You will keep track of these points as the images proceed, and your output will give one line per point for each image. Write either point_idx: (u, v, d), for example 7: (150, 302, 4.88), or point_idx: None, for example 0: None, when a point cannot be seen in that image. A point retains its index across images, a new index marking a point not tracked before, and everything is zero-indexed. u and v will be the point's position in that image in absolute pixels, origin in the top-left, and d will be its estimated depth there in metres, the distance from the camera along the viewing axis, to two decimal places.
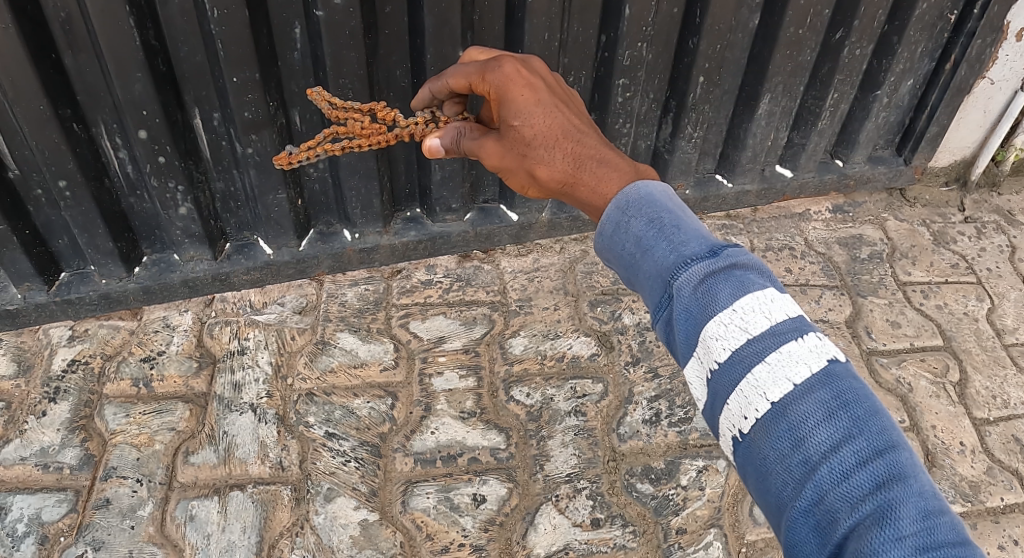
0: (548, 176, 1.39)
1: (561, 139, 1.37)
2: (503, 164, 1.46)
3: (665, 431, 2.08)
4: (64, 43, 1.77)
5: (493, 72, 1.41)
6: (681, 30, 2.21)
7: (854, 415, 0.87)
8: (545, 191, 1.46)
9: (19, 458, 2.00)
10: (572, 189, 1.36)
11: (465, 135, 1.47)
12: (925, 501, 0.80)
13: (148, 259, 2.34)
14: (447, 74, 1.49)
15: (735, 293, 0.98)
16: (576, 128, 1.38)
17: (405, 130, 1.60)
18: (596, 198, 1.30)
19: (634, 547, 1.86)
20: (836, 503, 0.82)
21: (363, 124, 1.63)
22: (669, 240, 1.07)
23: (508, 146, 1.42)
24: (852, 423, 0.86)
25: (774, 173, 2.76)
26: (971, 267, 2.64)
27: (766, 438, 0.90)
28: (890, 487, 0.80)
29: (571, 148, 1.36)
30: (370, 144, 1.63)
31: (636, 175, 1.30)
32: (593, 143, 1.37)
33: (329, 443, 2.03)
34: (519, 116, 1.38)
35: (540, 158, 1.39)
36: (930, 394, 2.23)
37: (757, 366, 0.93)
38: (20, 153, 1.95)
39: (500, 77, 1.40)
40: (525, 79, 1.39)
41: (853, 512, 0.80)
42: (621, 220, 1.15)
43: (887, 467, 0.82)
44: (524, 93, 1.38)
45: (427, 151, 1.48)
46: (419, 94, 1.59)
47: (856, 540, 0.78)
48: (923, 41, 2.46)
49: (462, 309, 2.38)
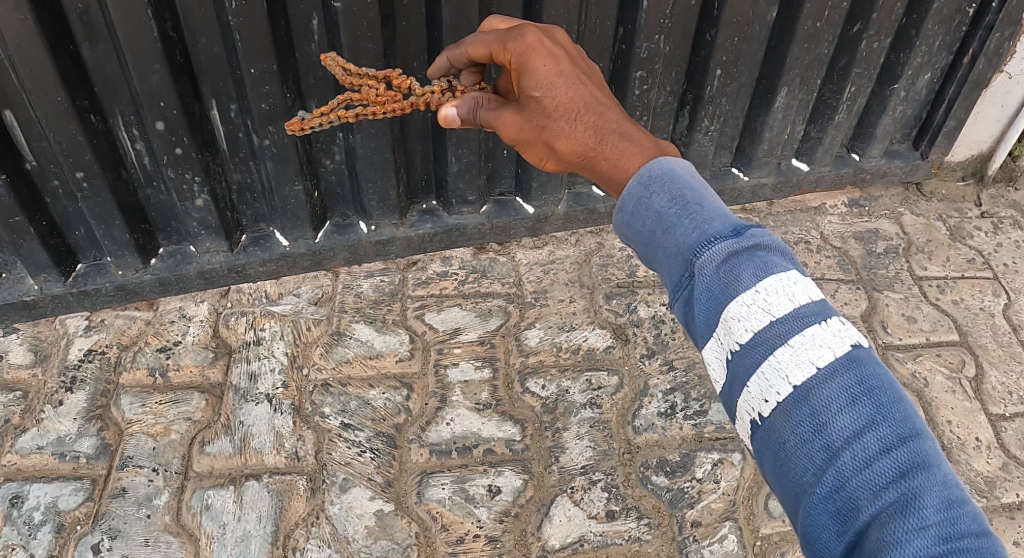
0: (568, 149, 1.39)
1: (582, 112, 1.37)
2: (521, 136, 1.46)
3: (680, 424, 2.07)
4: (83, 33, 1.77)
5: (514, 41, 1.39)
6: (699, 23, 2.20)
7: (878, 401, 0.85)
8: (562, 164, 1.46)
9: (36, 447, 2.01)
10: (591, 163, 1.35)
11: (483, 106, 1.48)
12: (947, 491, 0.79)
13: (165, 250, 2.35)
14: (467, 42, 1.49)
15: (758, 274, 0.96)
16: (598, 102, 1.38)
17: (421, 99, 1.59)
18: (617, 172, 1.28)
19: (649, 540, 1.85)
20: (858, 490, 0.81)
21: (378, 92, 1.65)
22: (690, 219, 1.06)
23: (528, 117, 1.42)
24: (875, 409, 0.85)
25: (790, 167, 2.75)
26: (987, 262, 2.62)
27: (787, 422, 0.89)
28: (913, 476, 0.80)
29: (591, 121, 1.36)
30: (384, 112, 1.64)
31: (657, 150, 1.27)
32: (615, 117, 1.35)
33: (344, 434, 2.03)
34: (540, 87, 1.37)
35: (559, 131, 1.38)
36: (945, 389, 2.21)
37: (780, 349, 0.92)
38: (38, 144, 1.96)
39: (521, 46, 1.39)
40: (547, 49, 1.38)
41: (875, 500, 0.79)
42: (641, 197, 1.13)
43: (910, 455, 0.81)
44: (546, 64, 1.37)
45: (444, 120, 1.49)
46: (437, 62, 1.59)
47: (878, 529, 0.78)
48: (941, 34, 2.44)
49: (477, 301, 2.38)
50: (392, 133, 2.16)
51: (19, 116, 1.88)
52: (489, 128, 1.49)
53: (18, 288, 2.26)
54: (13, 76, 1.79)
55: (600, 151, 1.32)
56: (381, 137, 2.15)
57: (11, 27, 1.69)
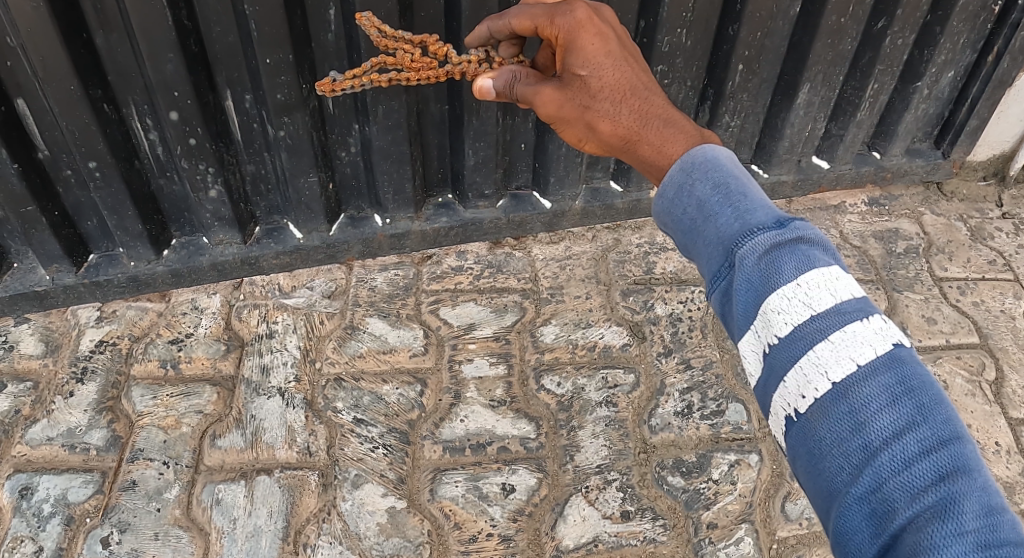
0: (611, 131, 1.37)
1: (627, 96, 1.35)
2: (560, 114, 1.43)
3: (697, 424, 2.03)
4: (96, 22, 1.76)
5: (563, 16, 1.39)
6: (722, 17, 2.16)
7: (919, 402, 0.82)
8: (602, 146, 1.44)
9: (46, 438, 1.99)
10: (633, 146, 1.32)
11: (520, 80, 1.45)
12: (988, 498, 0.76)
13: (177, 242, 2.32)
14: (511, 14, 1.47)
15: (801, 267, 0.93)
16: (644, 86, 1.36)
17: (456, 68, 1.53)
18: (659, 157, 1.24)
19: (664, 541, 1.82)
20: (894, 492, 0.78)
21: (413, 57, 1.59)
22: (733, 207, 1.03)
23: (570, 95, 1.40)
24: (916, 409, 0.81)
25: (811, 164, 2.71)
26: (1009, 264, 2.57)
27: (824, 419, 0.86)
28: (953, 481, 0.76)
29: (636, 105, 1.34)
30: (418, 78, 1.60)
31: (702, 138, 1.23)
32: (661, 103, 1.34)
33: (357, 429, 2.01)
34: (587, 66, 1.36)
35: (602, 111, 1.37)
36: (966, 393, 2.17)
37: (820, 344, 0.89)
38: (50, 133, 1.94)
39: (570, 22, 1.38)
40: (596, 28, 1.38)
41: (913, 503, 0.76)
42: (683, 182, 1.11)
43: (951, 459, 0.78)
44: (594, 42, 1.36)
45: (479, 91, 1.45)
46: (476, 31, 1.54)
47: (914, 533, 0.74)
48: (966, 31, 2.39)
49: (493, 296, 2.35)
50: (408, 125, 2.14)
51: (32, 104, 1.87)
52: (524, 103, 1.46)
53: (29, 278, 2.25)
54: (26, 64, 1.78)
55: (642, 136, 1.30)
56: (397, 130, 2.13)
57: (24, 14, 1.68)
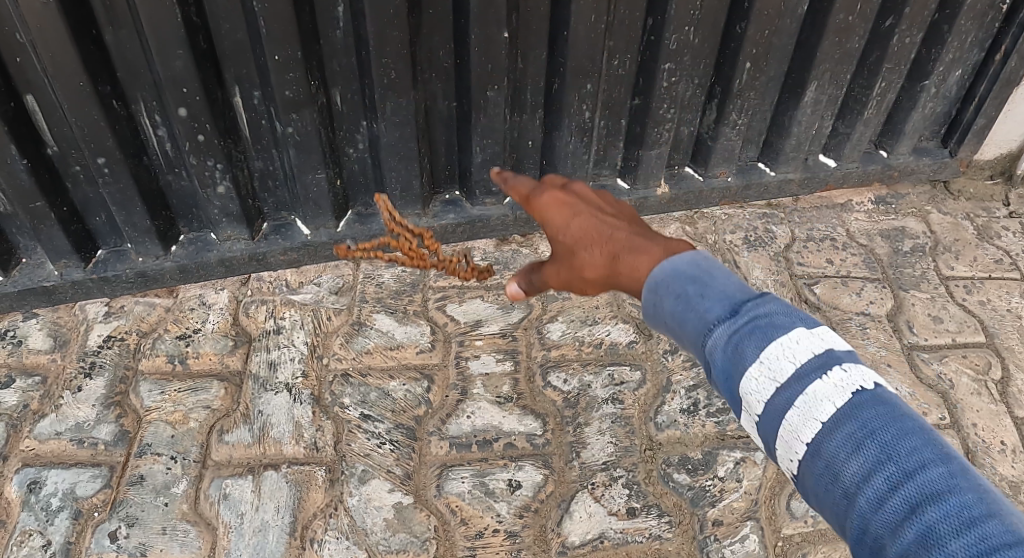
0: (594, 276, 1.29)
1: (599, 239, 1.28)
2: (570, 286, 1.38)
3: (703, 421, 2.04)
4: (105, 18, 1.76)
5: (539, 193, 1.41)
6: (730, 15, 2.16)
7: (882, 441, 0.80)
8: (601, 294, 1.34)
9: (54, 432, 2.00)
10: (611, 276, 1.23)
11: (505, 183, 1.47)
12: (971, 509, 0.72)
13: (185, 238, 2.33)
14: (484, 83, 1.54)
15: (760, 342, 0.93)
16: (613, 228, 1.29)
17: None
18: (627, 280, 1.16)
19: (669, 538, 1.82)
20: (880, 533, 0.76)
21: None
22: (699, 293, 1.04)
23: (560, 261, 1.36)
24: (880, 450, 0.80)
25: (818, 162, 2.70)
26: (1015, 263, 2.57)
27: (811, 482, 0.86)
28: (925, 510, 0.73)
29: (606, 245, 1.26)
30: None
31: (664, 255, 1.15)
32: (628, 235, 1.25)
33: (364, 425, 2.02)
34: (561, 232, 1.34)
35: (582, 261, 1.29)
36: (971, 392, 2.17)
37: (787, 413, 0.89)
38: (59, 129, 1.95)
39: (543, 199, 1.39)
40: (561, 201, 1.37)
41: (896, 541, 0.74)
42: (655, 284, 1.13)
43: (920, 486, 0.75)
44: (559, 213, 1.35)
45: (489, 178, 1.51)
46: None
47: None
48: (974, 30, 2.39)
49: (500, 293, 2.36)
50: (416, 122, 2.14)
51: (41, 100, 1.88)
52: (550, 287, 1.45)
53: (38, 273, 2.26)
54: (35, 60, 1.79)
55: (624, 258, 1.21)
56: (405, 127, 2.14)
57: (34, 11, 1.68)
